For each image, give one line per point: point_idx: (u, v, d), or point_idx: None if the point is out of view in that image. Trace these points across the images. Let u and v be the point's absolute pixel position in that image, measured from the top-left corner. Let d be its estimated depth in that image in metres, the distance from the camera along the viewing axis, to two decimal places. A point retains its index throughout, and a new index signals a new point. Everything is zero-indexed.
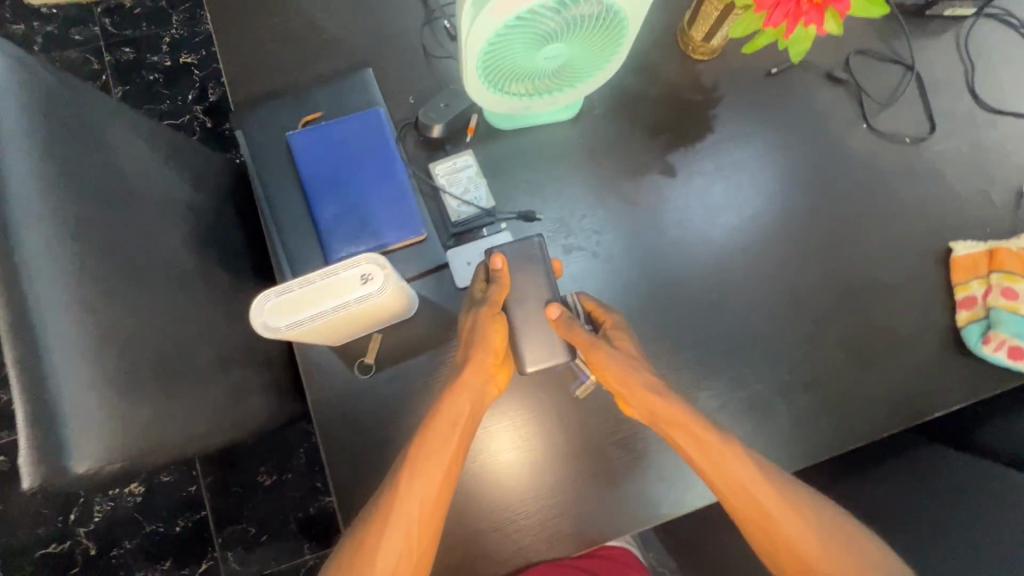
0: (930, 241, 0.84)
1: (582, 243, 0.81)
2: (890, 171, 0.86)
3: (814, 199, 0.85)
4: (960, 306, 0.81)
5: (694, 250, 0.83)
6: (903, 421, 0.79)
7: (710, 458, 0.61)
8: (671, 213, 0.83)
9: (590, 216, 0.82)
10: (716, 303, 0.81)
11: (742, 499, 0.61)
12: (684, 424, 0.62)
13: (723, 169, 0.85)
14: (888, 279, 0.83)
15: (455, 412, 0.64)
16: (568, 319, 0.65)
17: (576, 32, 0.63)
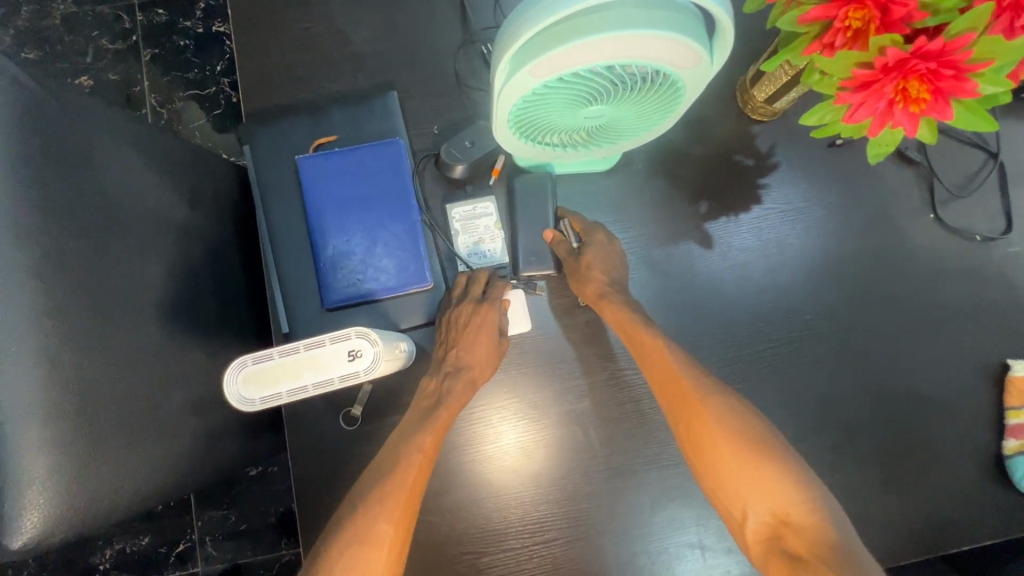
0: (984, 354, 0.76)
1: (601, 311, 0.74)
2: (952, 270, 0.77)
3: (861, 289, 0.77)
4: (1010, 434, 0.72)
5: (722, 334, 0.75)
6: (925, 550, 0.72)
7: (638, 343, 0.66)
8: (701, 289, 0.76)
9: None
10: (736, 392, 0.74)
11: (666, 385, 0.64)
12: (629, 325, 0.67)
13: (765, 244, 0.77)
14: (930, 391, 0.75)
15: (450, 410, 0.66)
16: (558, 240, 0.72)
17: (624, 96, 0.55)
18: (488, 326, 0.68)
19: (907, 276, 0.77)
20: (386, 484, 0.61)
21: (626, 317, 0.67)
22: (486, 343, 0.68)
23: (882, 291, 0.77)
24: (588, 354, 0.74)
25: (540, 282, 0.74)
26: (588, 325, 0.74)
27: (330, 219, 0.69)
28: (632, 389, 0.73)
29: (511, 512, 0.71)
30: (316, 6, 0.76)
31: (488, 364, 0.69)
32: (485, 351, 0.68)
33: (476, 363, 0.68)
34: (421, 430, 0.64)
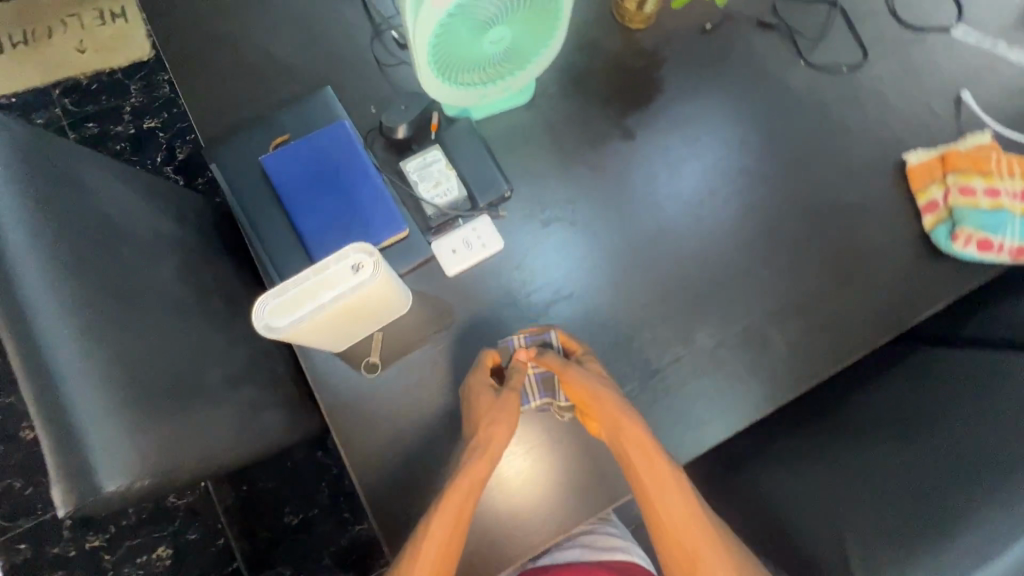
0: (883, 158, 0.88)
1: (559, 216, 0.84)
2: (834, 99, 0.90)
3: (767, 136, 0.89)
4: (925, 212, 0.84)
5: (671, 211, 0.85)
6: (893, 327, 0.81)
7: (643, 458, 0.65)
8: (640, 186, 0.86)
9: (560, 187, 0.86)
10: (694, 248, 0.84)
11: (672, 524, 0.63)
12: (630, 430, 0.66)
13: (679, 126, 0.89)
14: (851, 198, 0.87)
15: (463, 496, 0.65)
16: (538, 353, 0.73)
17: (514, 13, 0.67)
18: (502, 401, 0.70)
19: (802, 114, 0.90)
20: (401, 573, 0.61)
21: (633, 433, 0.65)
22: (495, 415, 0.69)
23: (786, 131, 0.89)
24: (557, 255, 0.83)
25: (501, 206, 0.83)
26: (550, 229, 0.84)
27: (303, 202, 0.77)
28: (601, 268, 0.82)
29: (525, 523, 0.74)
30: (241, 39, 0.87)
31: (497, 442, 0.69)
32: (503, 414, 0.70)
33: (489, 437, 0.68)
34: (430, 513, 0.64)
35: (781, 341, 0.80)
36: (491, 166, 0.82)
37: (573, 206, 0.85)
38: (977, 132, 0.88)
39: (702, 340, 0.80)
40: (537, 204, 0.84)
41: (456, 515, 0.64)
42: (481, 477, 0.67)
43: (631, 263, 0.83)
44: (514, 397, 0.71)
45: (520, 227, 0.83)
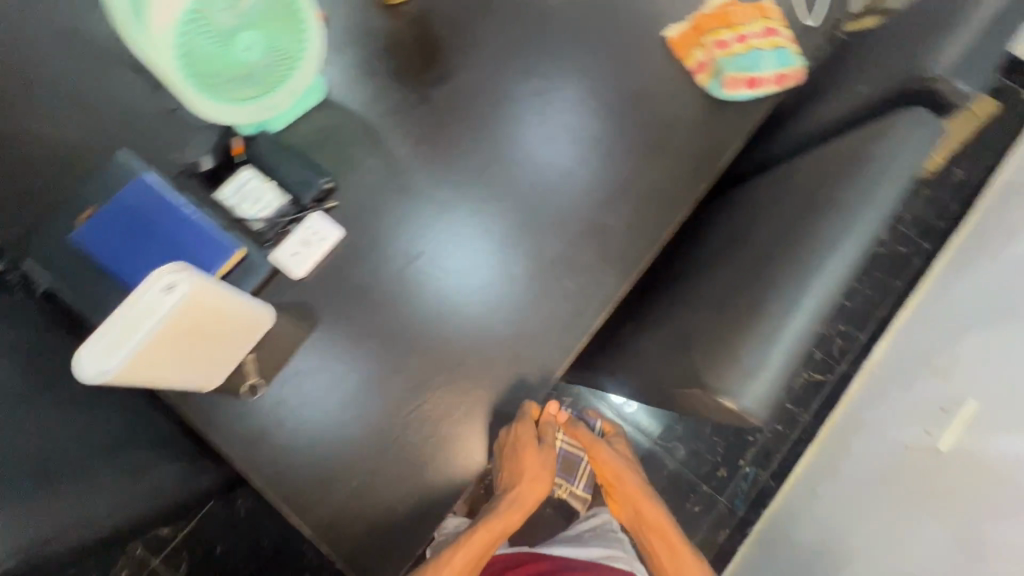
0: (652, 38, 0.97)
1: (461, 203, 0.89)
2: (592, 4, 0.99)
3: (547, 55, 0.96)
4: (697, 73, 0.95)
5: (513, 151, 0.91)
6: (705, 177, 0.91)
7: (655, 528, 1.01)
8: (508, 139, 0.92)
9: (452, 176, 0.90)
10: (576, 186, 0.90)
11: (642, 507, 1.03)
12: (660, 525, 1.01)
13: (542, 87, 0.95)
14: (637, 82, 0.95)
15: (496, 523, 0.91)
16: (558, 415, 0.97)
17: (255, 17, 0.72)
18: (522, 453, 0.86)
19: (571, 26, 0.98)
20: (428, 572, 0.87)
21: (635, 481, 1.04)
22: (536, 474, 0.90)
23: (563, 45, 0.97)
24: (467, 240, 0.87)
25: (330, 200, 0.86)
26: (456, 215, 0.88)
27: (129, 261, 0.77)
28: (505, 234, 0.88)
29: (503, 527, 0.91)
30: (22, 136, 0.86)
31: (533, 484, 0.91)
32: (543, 466, 0.91)
33: (523, 473, 0.89)
34: (459, 545, 0.90)
35: (616, 225, 0.88)
36: (306, 166, 0.85)
37: (471, 194, 0.89)
38: None
39: (548, 250, 0.87)
40: (363, 187, 0.88)
41: (481, 544, 0.90)
42: (513, 518, 0.91)
43: (528, 219, 0.88)
44: (549, 450, 0.92)
45: (354, 211, 0.87)
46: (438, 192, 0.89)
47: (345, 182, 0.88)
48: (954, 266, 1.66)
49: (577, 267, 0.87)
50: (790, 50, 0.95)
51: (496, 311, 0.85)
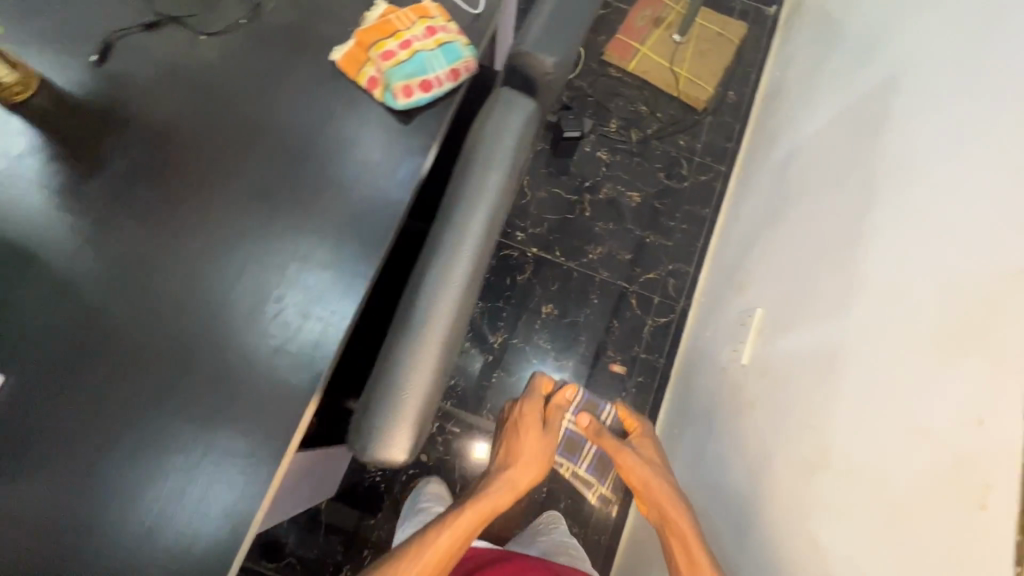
0: (320, 67, 0.94)
1: (292, 234, 0.87)
2: (251, 50, 0.95)
3: (215, 114, 0.91)
4: (372, 90, 0.92)
5: (258, 228, 0.87)
6: (402, 194, 0.90)
7: (650, 491, 1.01)
8: (321, 168, 0.90)
9: (278, 211, 0.88)
10: (376, 201, 0.89)
11: (644, 482, 1.03)
12: (657, 489, 1.00)
13: (349, 92, 0.93)
14: (314, 116, 0.92)
15: (489, 497, 0.89)
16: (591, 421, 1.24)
17: None
18: (537, 437, 1.04)
19: (232, 76, 0.93)
20: (420, 544, 0.84)
21: (653, 462, 1.08)
22: (542, 447, 1.01)
23: (227, 98, 0.92)
24: (309, 266, 0.86)
25: None
26: (291, 247, 0.86)
27: None
28: (332, 257, 0.86)
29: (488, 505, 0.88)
30: None
31: (529, 462, 0.97)
32: (543, 443, 1.03)
33: (530, 455, 0.99)
34: (460, 512, 0.86)
35: (321, 270, 0.86)
36: None
37: (311, 237, 0.87)
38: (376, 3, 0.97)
39: (256, 316, 0.83)
40: (34, 314, 0.80)
41: (470, 525, 0.86)
42: (502, 497, 0.90)
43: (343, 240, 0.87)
44: (552, 437, 1.06)
45: (30, 343, 0.79)
46: (120, 294, 0.82)
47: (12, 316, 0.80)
48: (745, 182, 1.78)
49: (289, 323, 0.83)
50: (457, 42, 0.95)
51: (211, 396, 0.79)
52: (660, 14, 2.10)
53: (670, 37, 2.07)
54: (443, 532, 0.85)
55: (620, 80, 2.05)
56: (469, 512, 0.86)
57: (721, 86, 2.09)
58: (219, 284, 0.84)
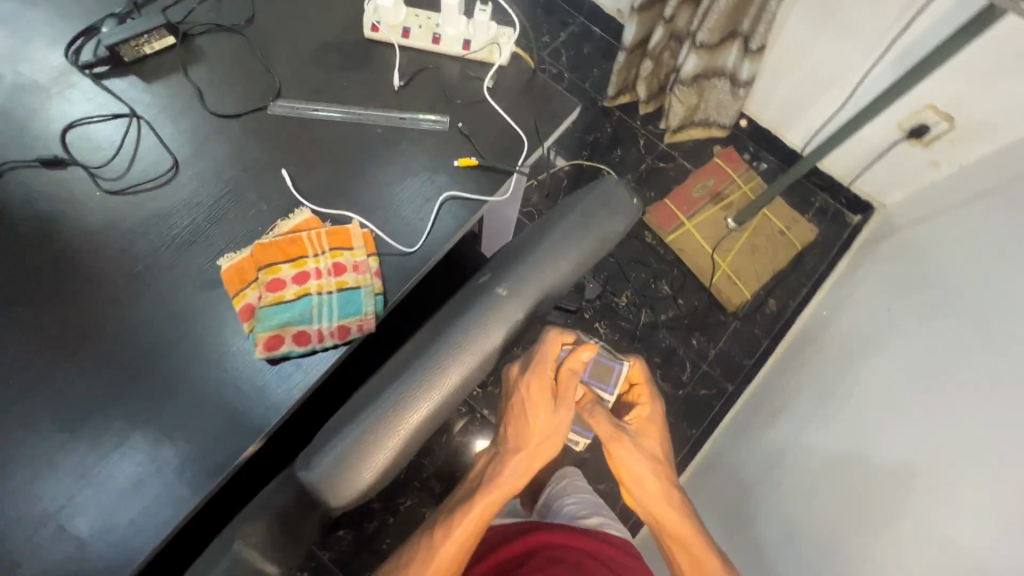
0: (203, 266, 0.80)
1: (107, 433, 0.72)
2: (142, 218, 0.81)
3: (63, 287, 0.77)
4: (243, 318, 0.76)
5: (51, 472, 0.70)
6: (219, 466, 0.72)
7: (659, 510, 0.80)
8: (160, 377, 0.75)
9: (99, 398, 0.73)
10: (208, 432, 0.73)
11: (658, 500, 0.80)
12: (667, 480, 0.81)
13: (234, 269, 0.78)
14: (170, 328, 0.77)
15: (498, 488, 0.74)
16: (591, 402, 0.84)
17: None
18: (542, 398, 0.77)
19: (106, 247, 0.80)
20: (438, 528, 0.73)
21: (643, 446, 0.82)
22: (551, 419, 0.77)
23: (87, 271, 0.78)
24: (114, 471, 0.71)
25: None
26: (96, 447, 0.72)
27: None
28: (141, 474, 0.71)
29: (502, 484, 0.74)
30: None
31: (544, 421, 0.76)
32: (560, 412, 0.77)
33: (537, 418, 0.77)
34: (461, 517, 0.72)
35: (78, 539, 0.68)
36: None
37: (124, 444, 0.72)
38: (294, 212, 0.82)
39: None
40: None
41: (477, 523, 0.73)
42: (508, 469, 0.75)
43: (152, 467, 0.72)
44: (570, 406, 0.78)
45: None
46: None
47: None
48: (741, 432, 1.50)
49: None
50: (364, 289, 0.78)
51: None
52: (722, 191, 1.87)
53: (724, 220, 1.82)
54: (448, 542, 0.72)
55: (651, 248, 1.82)
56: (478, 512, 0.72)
57: (763, 290, 1.80)
58: None
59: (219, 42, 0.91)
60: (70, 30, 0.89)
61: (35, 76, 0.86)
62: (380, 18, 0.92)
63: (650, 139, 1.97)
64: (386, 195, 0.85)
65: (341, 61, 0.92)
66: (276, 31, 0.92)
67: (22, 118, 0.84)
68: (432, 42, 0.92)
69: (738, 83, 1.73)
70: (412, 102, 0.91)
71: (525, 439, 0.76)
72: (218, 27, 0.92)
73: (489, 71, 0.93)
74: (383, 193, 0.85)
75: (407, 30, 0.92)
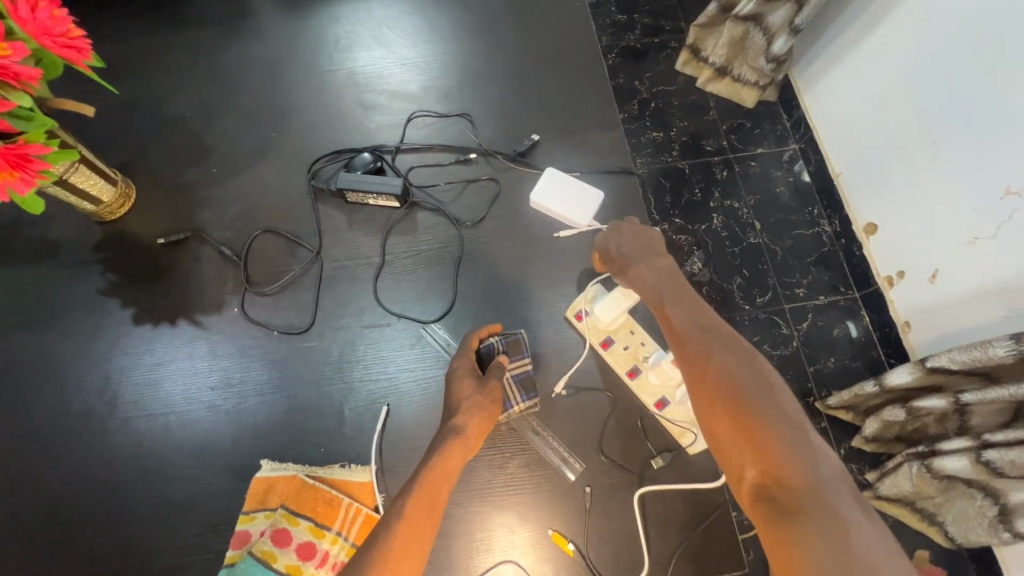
0: (250, 453, 0.72)
1: (63, 552, 0.69)
2: (246, 359, 0.77)
3: (147, 382, 0.76)
4: (233, 542, 0.67)
5: (7, 550, 0.69)
6: None
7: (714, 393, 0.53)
8: (136, 536, 0.70)
9: (86, 512, 0.71)
10: None
11: (712, 403, 0.53)
12: (717, 371, 0.54)
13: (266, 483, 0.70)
14: (179, 491, 0.71)
15: (438, 473, 0.56)
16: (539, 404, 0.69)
17: None
18: (462, 375, 0.67)
19: (203, 366, 0.77)
20: (386, 527, 0.49)
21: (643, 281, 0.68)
22: (478, 401, 0.64)
23: (173, 381, 0.76)
24: None
25: None
26: (50, 554, 0.69)
27: None
28: None
29: (444, 462, 0.57)
30: None
31: (482, 400, 0.65)
32: (483, 413, 0.64)
33: (473, 397, 0.65)
34: (407, 492, 0.53)
35: None
36: None
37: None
38: (357, 464, 0.71)
39: None
40: None
41: (433, 499, 0.53)
42: (457, 446, 0.59)
43: None
44: (495, 386, 0.67)
45: None
46: None
47: None
48: None
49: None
50: None
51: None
52: None
53: None
54: (403, 527, 0.49)
55: None
56: (427, 480, 0.54)
57: None
58: None
59: (433, 228, 0.84)
60: (336, 144, 0.90)
61: (278, 170, 0.88)
62: (590, 312, 0.75)
63: None
64: (451, 510, 0.69)
65: (522, 324, 0.78)
66: (489, 250, 0.83)
67: (243, 202, 0.86)
68: (626, 374, 0.73)
69: None
70: (559, 420, 0.73)
71: (466, 430, 0.61)
72: (443, 213, 0.85)
73: (663, 446, 0.72)
74: (454, 503, 0.70)
75: (609, 342, 0.74)
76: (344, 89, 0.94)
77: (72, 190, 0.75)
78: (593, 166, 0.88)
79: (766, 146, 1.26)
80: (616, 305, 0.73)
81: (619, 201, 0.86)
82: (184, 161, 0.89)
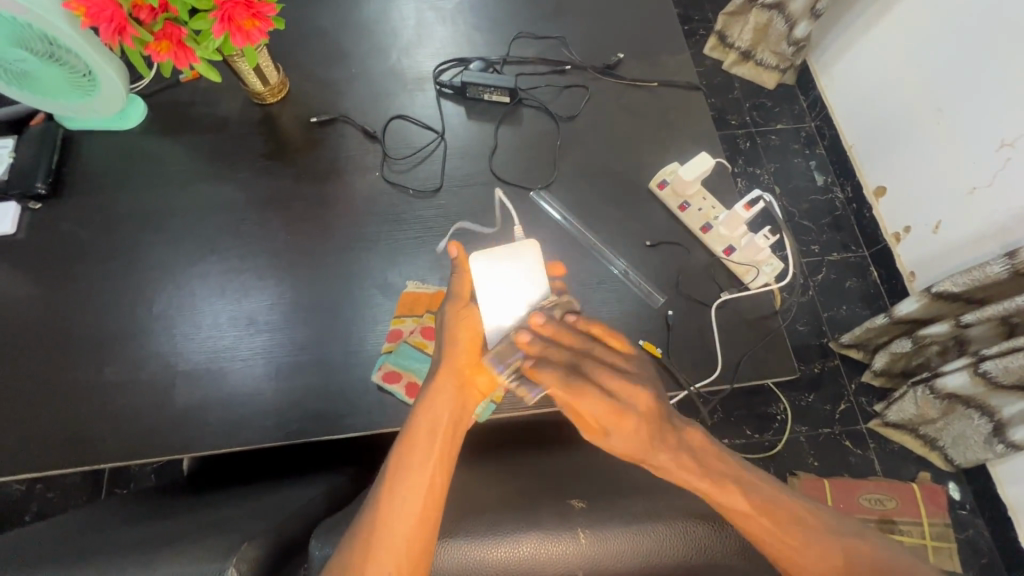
0: (398, 279, 0.90)
1: (249, 343, 0.85)
2: (388, 210, 0.95)
3: (307, 223, 0.94)
4: (388, 337, 0.85)
5: (194, 338, 0.85)
6: (287, 434, 0.80)
7: (763, 518, 0.59)
8: (305, 332, 0.86)
9: (264, 314, 0.87)
10: (300, 400, 0.82)
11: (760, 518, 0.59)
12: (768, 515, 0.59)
13: (416, 295, 0.88)
14: (340, 304, 0.88)
15: (449, 392, 0.66)
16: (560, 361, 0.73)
17: (55, 73, 0.87)
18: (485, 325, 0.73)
19: (355, 215, 0.94)
20: (408, 446, 0.62)
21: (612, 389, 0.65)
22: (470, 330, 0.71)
23: (330, 225, 0.93)
24: (231, 372, 0.83)
25: (37, 202, 0.92)
26: (240, 341, 0.85)
27: None
28: (244, 389, 0.82)
29: (445, 396, 0.66)
30: None
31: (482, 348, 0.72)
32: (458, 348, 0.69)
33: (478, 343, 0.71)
34: (422, 421, 0.64)
35: (173, 408, 0.81)
36: (41, 143, 0.95)
37: (252, 360, 0.84)
38: None
39: (108, 373, 0.83)
40: (72, 212, 0.93)
41: (446, 427, 0.64)
42: (451, 387, 0.66)
43: (256, 391, 0.82)
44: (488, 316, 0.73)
45: (50, 221, 0.92)
46: (105, 262, 0.90)
47: (69, 199, 0.94)
48: None
49: (110, 408, 0.81)
50: None
51: (24, 384, 0.82)
52: (895, 522, 1.38)
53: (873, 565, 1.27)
54: (412, 460, 0.61)
55: None
56: (439, 409, 0.64)
57: None
58: (131, 320, 0.86)
59: (538, 120, 1.02)
60: (453, 52, 1.08)
61: (405, 69, 1.06)
62: (672, 180, 0.94)
63: (853, 412, 1.56)
64: None
65: (613, 194, 0.97)
66: (583, 140, 1.01)
67: (377, 93, 1.04)
68: (701, 229, 0.94)
69: (1002, 436, 1.30)
70: (646, 265, 0.92)
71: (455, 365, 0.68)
72: (545, 109, 1.03)
73: (733, 285, 0.92)
74: None
75: (685, 206, 0.93)
76: (459, 12, 1.11)
77: (258, 63, 0.93)
78: (666, 79, 1.07)
79: (784, 122, 1.93)
80: (695, 171, 0.91)
81: (688, 108, 1.05)
82: (326, 60, 1.06)
